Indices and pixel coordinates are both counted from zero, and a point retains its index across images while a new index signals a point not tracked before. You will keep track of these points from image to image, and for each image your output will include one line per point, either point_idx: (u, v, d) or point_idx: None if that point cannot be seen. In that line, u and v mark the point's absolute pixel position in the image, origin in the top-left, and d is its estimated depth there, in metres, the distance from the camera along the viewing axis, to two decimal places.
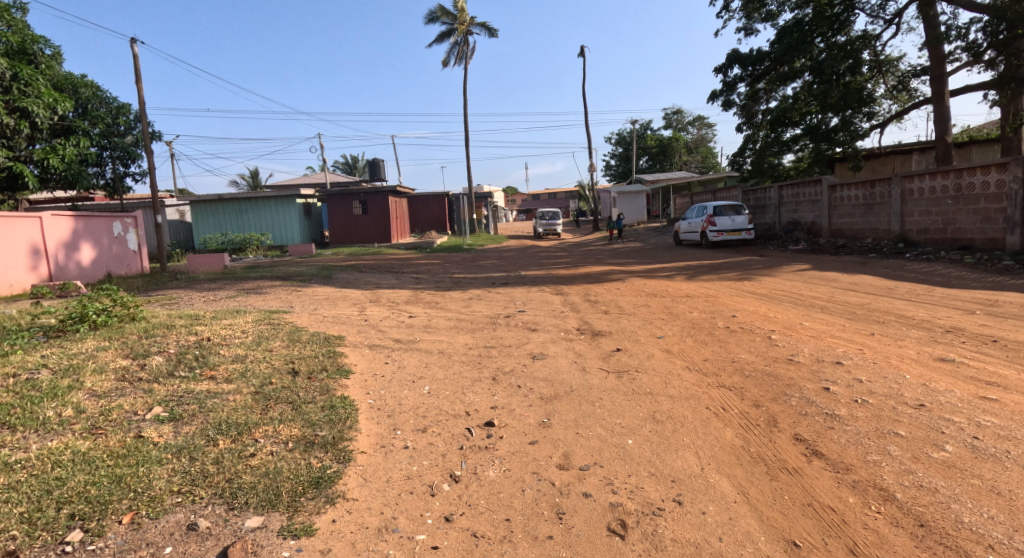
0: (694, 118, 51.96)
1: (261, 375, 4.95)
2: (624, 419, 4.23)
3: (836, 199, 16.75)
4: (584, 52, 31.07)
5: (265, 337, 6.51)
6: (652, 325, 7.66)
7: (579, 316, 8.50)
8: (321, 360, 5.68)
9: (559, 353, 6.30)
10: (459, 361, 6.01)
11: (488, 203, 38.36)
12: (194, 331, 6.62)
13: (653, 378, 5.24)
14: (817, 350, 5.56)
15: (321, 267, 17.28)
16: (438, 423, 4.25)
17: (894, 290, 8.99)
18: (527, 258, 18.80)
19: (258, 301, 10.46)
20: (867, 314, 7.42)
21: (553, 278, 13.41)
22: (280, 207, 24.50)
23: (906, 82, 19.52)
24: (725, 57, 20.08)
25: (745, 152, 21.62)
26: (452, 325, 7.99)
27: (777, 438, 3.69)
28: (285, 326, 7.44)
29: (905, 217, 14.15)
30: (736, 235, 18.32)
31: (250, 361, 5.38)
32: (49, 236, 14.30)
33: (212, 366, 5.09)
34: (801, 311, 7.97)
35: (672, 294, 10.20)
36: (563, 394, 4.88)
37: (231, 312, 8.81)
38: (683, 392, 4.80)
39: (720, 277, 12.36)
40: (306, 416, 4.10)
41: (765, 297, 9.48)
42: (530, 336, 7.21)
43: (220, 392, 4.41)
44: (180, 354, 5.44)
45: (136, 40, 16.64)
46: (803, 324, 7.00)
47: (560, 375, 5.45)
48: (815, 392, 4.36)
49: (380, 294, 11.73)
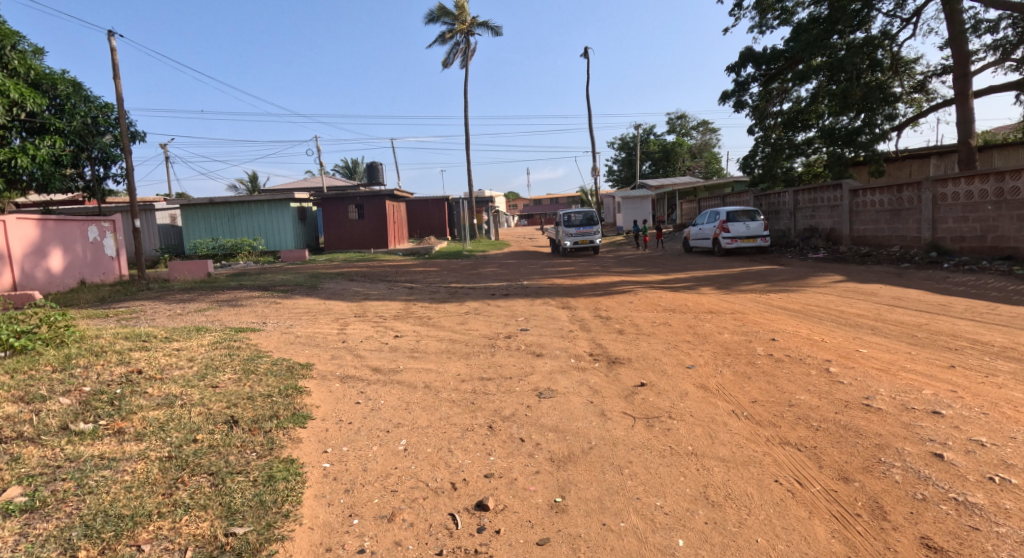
0: (699, 123, 50.64)
1: (187, 428, 3.82)
2: (666, 500, 3.11)
3: (857, 204, 15.63)
4: (588, 51, 30.17)
5: (213, 368, 5.37)
6: (677, 349, 6.50)
7: (590, 337, 7.35)
8: (273, 403, 4.54)
9: (570, 389, 5.13)
10: (447, 402, 4.86)
11: (489, 207, 37.18)
12: (126, 359, 5.48)
13: (694, 430, 4.09)
14: (898, 390, 4.42)
15: (309, 274, 16.21)
16: (412, 505, 3.12)
17: (949, 308, 7.83)
18: (529, 266, 17.65)
19: (229, 316, 9.33)
20: (931, 337, 6.27)
21: (558, 289, 12.26)
22: (273, 211, 23.40)
23: (924, 84, 18.32)
24: (738, 55, 18.99)
25: (756, 155, 20.47)
26: (444, 349, 6.85)
27: (896, 543, 2.61)
28: (245, 350, 6.29)
29: (937, 224, 12.97)
30: (751, 243, 17.19)
31: (179, 407, 4.23)
32: (14, 241, 13.16)
33: (125, 416, 3.96)
34: (850, 333, 6.81)
35: (694, 309, 9.06)
36: (579, 455, 3.76)
37: (189, 331, 7.66)
38: (735, 451, 3.69)
39: (742, 289, 11.19)
40: (224, 498, 2.96)
41: (799, 314, 8.34)
42: (534, 363, 6.07)
43: (116, 459, 3.29)
44: (91, 397, 4.32)
45: (113, 34, 15.66)
46: (860, 351, 5.83)
47: (572, 423, 4.30)
48: (923, 460, 3.23)
49: (367, 307, 10.57)
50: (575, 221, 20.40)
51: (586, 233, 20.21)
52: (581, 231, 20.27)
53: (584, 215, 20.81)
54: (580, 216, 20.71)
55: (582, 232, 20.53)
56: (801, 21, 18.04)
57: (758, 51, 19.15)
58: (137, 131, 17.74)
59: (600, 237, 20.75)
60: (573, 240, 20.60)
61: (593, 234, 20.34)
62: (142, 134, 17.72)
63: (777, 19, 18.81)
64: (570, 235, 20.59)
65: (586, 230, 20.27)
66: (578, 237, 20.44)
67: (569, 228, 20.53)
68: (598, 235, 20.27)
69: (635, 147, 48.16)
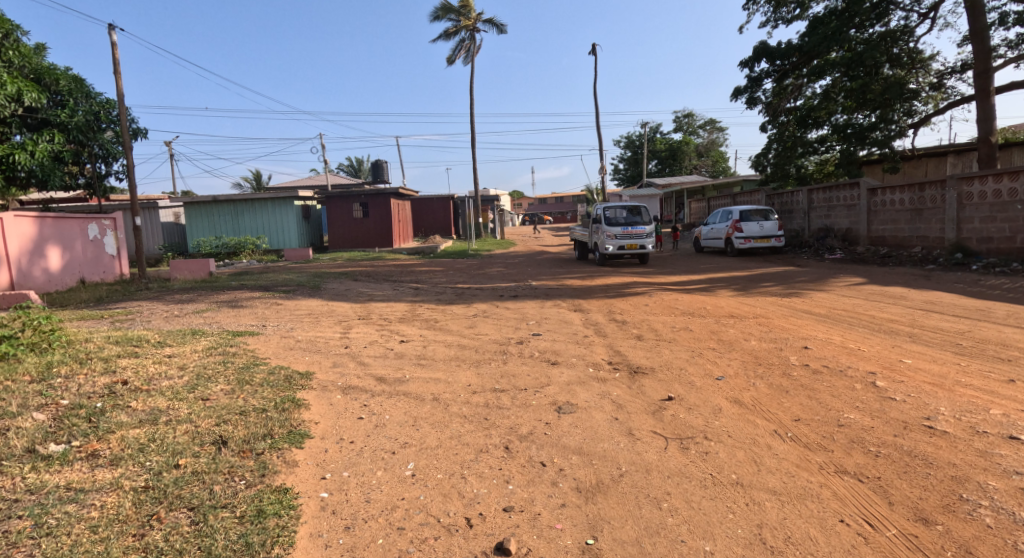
0: (705, 122, 50.05)
1: (169, 450, 3.41)
2: (715, 545, 2.72)
3: (876, 203, 15.11)
4: (596, 48, 29.71)
5: (205, 378, 4.97)
6: (703, 358, 6.05)
7: (606, 343, 6.92)
8: (268, 419, 4.12)
9: (591, 404, 4.70)
10: (458, 418, 4.44)
11: (494, 205, 36.73)
12: (111, 368, 5.07)
13: (735, 454, 3.66)
14: (962, 409, 3.96)
15: (312, 274, 15.85)
16: (422, 550, 2.73)
17: (990, 314, 7.34)
18: (536, 266, 17.23)
19: (228, 318, 8.96)
20: (979, 347, 5.79)
21: (568, 290, 11.82)
22: (278, 209, 23.05)
23: (945, 80, 17.49)
24: (751, 49, 18.51)
25: (768, 152, 20.00)
26: (452, 355, 6.42)
27: None
28: (241, 357, 5.89)
29: (962, 224, 12.46)
30: (766, 243, 16.69)
31: (163, 425, 3.82)
32: (11, 239, 12.77)
33: (101, 436, 3.55)
34: (887, 341, 6.34)
35: (714, 314, 8.61)
36: (609, 484, 3.34)
37: (184, 335, 7.27)
38: (785, 481, 3.26)
39: (761, 292, 10.71)
40: (205, 543, 2.58)
41: (827, 319, 7.87)
42: (549, 373, 5.64)
43: (84, 489, 2.89)
44: (67, 413, 3.92)
45: (115, 28, 15.30)
46: (905, 362, 5.37)
47: (597, 445, 3.88)
48: (1014, 500, 2.81)
49: (371, 309, 10.16)
50: (620, 219, 15.74)
51: (634, 236, 15.52)
52: (629, 232, 15.68)
53: (628, 211, 16.19)
54: (625, 212, 16.11)
55: (628, 233, 15.80)
56: (816, 15, 17.50)
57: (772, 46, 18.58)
58: (139, 129, 17.35)
59: (652, 240, 15.94)
60: (616, 244, 16.04)
61: (643, 237, 15.66)
62: (143, 131, 17.30)
63: (792, 13, 18.24)
64: (613, 238, 15.87)
65: (635, 230, 15.66)
66: (624, 239, 15.88)
67: (611, 229, 15.79)
68: (651, 237, 15.70)
69: (641, 146, 47.69)
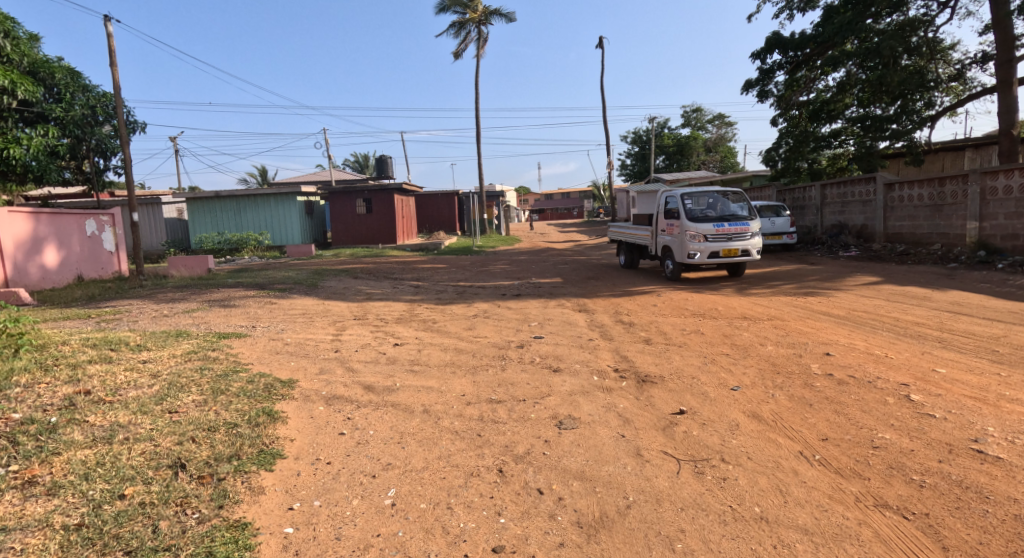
0: (714, 117, 49.36)
1: (117, 476, 3.02)
2: None
3: (893, 199, 14.55)
4: (603, 42, 29.24)
5: (177, 387, 4.58)
6: (716, 365, 5.62)
7: (612, 348, 6.50)
8: (235, 436, 3.71)
9: (595, 418, 4.29)
10: (448, 434, 4.04)
11: (500, 201, 36.32)
12: (76, 377, 4.66)
13: (757, 480, 3.25)
14: (1014, 431, 3.53)
15: (312, 271, 15.50)
16: None
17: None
18: (541, 263, 16.82)
19: (218, 318, 8.58)
20: (1017, 355, 5.33)
21: (573, 289, 11.41)
22: (280, 205, 22.74)
23: (965, 71, 16.85)
24: (764, 41, 17.97)
25: (780, 146, 19.44)
26: (447, 360, 6.02)
27: None
28: (223, 362, 5.52)
29: (985, 221, 11.93)
30: (777, 240, 16.17)
31: (118, 444, 3.42)
32: (6, 235, 12.46)
33: (43, 459, 3.17)
34: (914, 347, 5.89)
35: (726, 315, 8.17)
36: (615, 517, 2.93)
37: (167, 337, 6.89)
38: (820, 519, 2.83)
39: (774, 291, 10.25)
40: None
41: (847, 321, 7.42)
42: (550, 381, 5.24)
43: (5, 529, 2.51)
44: (15, 429, 3.54)
45: (111, 19, 14.94)
46: (939, 372, 4.91)
47: (601, 468, 3.46)
48: None
49: (368, 308, 9.78)
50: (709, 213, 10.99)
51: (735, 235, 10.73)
52: (725, 229, 10.88)
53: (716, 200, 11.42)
54: (712, 202, 11.37)
55: (723, 233, 10.92)
56: (831, 4, 16.99)
57: (785, 37, 18.00)
58: (137, 123, 17.02)
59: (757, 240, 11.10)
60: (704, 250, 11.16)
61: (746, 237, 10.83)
62: (142, 126, 16.96)
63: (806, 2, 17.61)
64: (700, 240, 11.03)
65: (734, 229, 10.83)
66: (715, 241, 11.09)
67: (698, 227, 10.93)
68: (756, 238, 10.97)
69: (649, 141, 47.09)
